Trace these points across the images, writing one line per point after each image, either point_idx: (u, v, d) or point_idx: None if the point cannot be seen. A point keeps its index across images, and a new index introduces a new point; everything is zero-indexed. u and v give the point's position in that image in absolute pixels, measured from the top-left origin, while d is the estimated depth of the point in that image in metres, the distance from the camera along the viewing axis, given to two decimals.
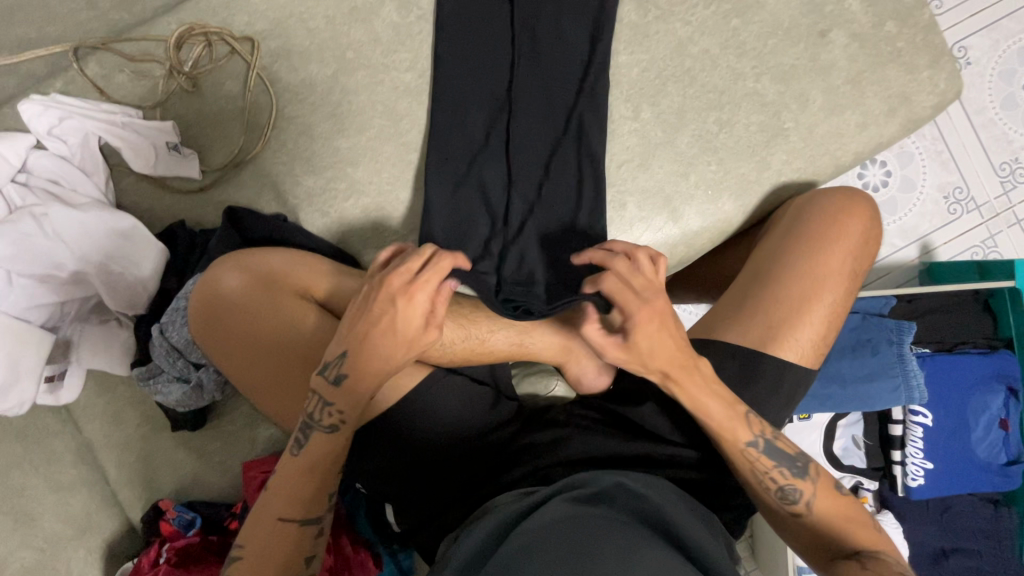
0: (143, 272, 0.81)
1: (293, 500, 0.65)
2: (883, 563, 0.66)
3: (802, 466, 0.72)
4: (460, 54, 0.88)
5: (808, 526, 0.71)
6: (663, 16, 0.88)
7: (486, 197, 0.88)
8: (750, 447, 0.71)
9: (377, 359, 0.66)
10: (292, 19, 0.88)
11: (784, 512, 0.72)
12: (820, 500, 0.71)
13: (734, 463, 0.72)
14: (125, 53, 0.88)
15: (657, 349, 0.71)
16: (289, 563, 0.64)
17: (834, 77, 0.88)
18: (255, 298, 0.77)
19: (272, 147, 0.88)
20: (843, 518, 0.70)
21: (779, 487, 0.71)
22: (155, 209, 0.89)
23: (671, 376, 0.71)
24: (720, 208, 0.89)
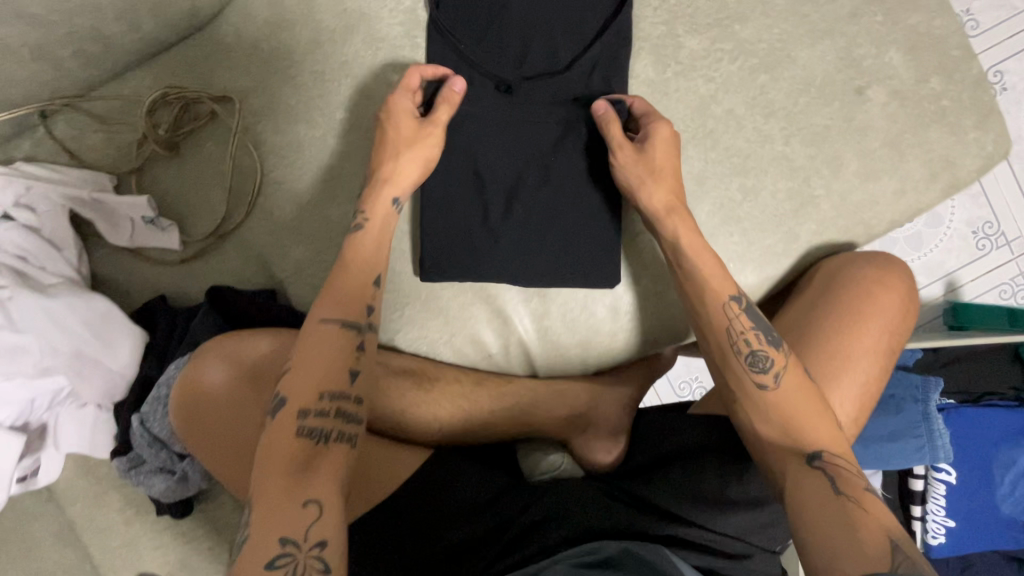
0: (121, 361, 0.77)
1: (310, 373, 0.63)
2: (850, 480, 0.60)
3: (779, 340, 0.69)
4: (460, 109, 0.78)
5: (776, 401, 0.66)
6: (683, 71, 0.80)
7: (489, 265, 0.80)
8: (733, 304, 0.71)
9: (417, 154, 0.74)
10: (277, 75, 0.81)
11: (752, 382, 0.67)
12: (794, 378, 0.66)
13: (713, 321, 0.71)
14: (97, 113, 0.81)
15: (666, 183, 0.74)
16: (312, 412, 0.61)
17: (871, 139, 0.80)
18: (239, 390, 0.73)
19: (257, 215, 0.82)
20: (815, 421, 0.65)
21: (750, 351, 0.68)
22: (133, 282, 0.83)
23: (674, 209, 0.74)
24: (743, 281, 0.82)
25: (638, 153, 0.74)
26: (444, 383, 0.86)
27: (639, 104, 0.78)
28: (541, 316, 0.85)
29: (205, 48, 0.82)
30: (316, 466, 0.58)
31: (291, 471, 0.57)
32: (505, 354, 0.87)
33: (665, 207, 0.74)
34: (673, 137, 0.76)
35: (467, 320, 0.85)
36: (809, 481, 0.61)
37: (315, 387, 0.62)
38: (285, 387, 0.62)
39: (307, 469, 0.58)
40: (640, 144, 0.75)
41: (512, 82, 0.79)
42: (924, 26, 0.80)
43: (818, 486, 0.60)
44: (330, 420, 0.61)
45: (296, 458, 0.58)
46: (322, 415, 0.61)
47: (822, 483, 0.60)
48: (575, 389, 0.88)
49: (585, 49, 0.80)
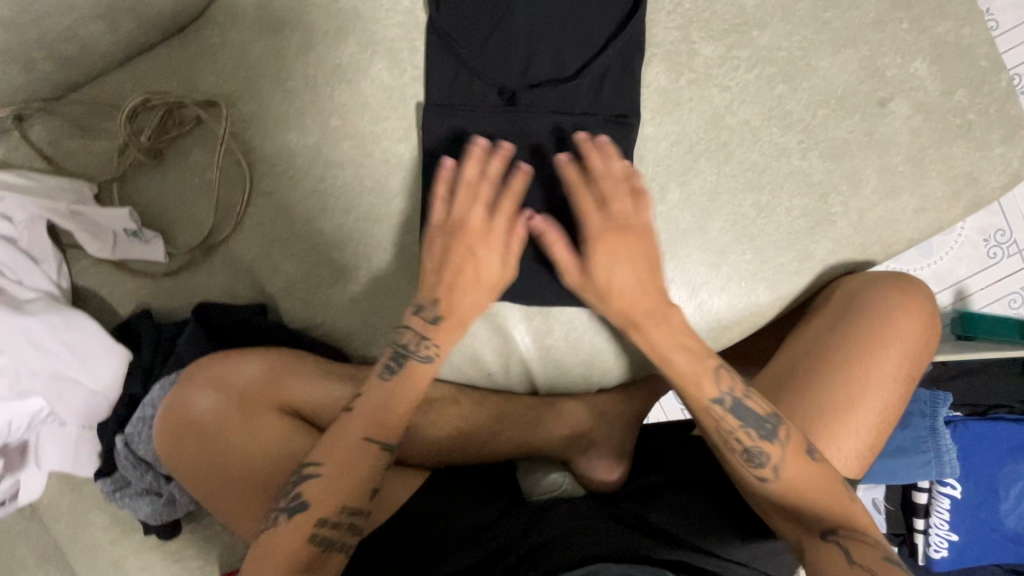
0: (103, 383, 0.73)
1: (334, 483, 0.62)
2: (865, 549, 0.59)
3: (774, 427, 0.64)
4: (463, 118, 0.74)
5: (778, 494, 0.63)
6: (697, 80, 0.76)
7: None
8: (716, 405, 0.65)
9: (471, 267, 0.69)
10: (267, 78, 0.76)
11: (751, 476, 0.64)
12: (794, 463, 0.63)
13: (703, 420, 0.66)
14: (75, 117, 0.77)
15: (621, 289, 0.68)
16: (328, 523, 0.61)
17: (893, 154, 0.76)
18: (227, 417, 0.69)
19: (246, 227, 0.78)
20: (826, 494, 0.63)
21: (744, 449, 0.64)
22: (115, 295, 0.79)
23: (638, 322, 0.68)
24: (754, 300, 0.79)
25: (583, 275, 0.69)
26: (442, 403, 0.83)
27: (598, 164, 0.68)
28: (542, 333, 0.82)
29: (191, 49, 0.77)
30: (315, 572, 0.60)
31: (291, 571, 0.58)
32: (506, 373, 0.84)
33: (619, 322, 0.69)
34: (625, 241, 0.68)
35: (466, 337, 0.82)
36: (827, 557, 0.59)
37: (336, 501, 0.62)
38: (307, 489, 0.62)
39: (308, 574, 0.59)
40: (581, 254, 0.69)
41: (516, 90, 0.75)
42: (952, 35, 0.75)
43: (836, 561, 0.58)
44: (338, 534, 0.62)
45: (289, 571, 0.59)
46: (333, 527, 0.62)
47: (838, 560, 0.58)
48: (577, 407, 0.85)
49: (595, 56, 0.76)
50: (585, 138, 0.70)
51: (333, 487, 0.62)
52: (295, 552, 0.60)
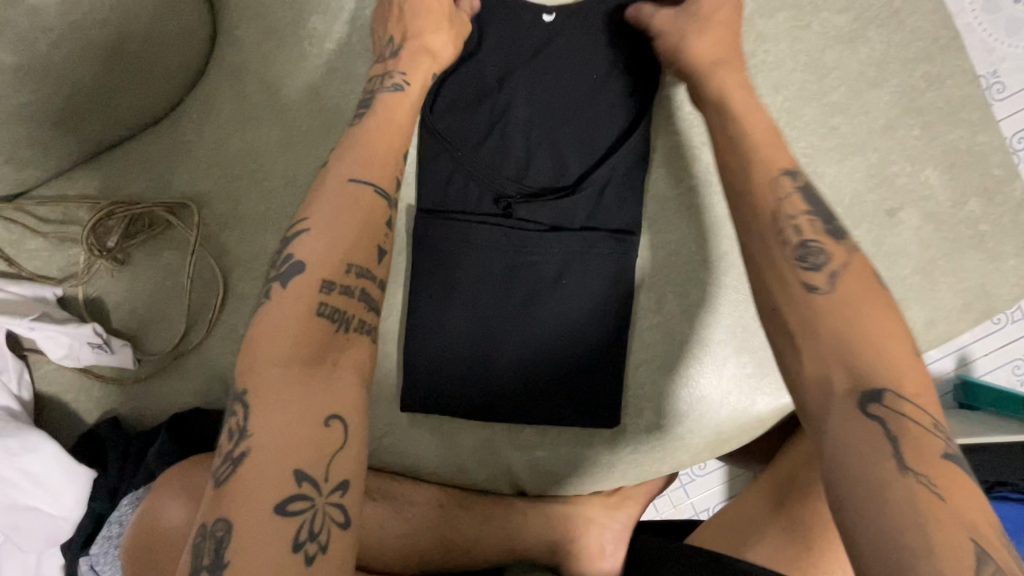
0: (64, 505, 0.68)
1: (331, 241, 0.50)
2: (923, 439, 0.41)
3: (836, 227, 0.51)
4: (452, 223, 0.71)
5: (828, 308, 0.46)
6: (697, 185, 0.73)
7: (473, 393, 0.73)
8: (784, 178, 0.53)
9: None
10: (246, 178, 0.72)
11: (801, 283, 0.48)
12: (856, 277, 0.48)
13: (761, 185, 0.53)
14: (42, 217, 0.73)
15: (711, 37, 0.64)
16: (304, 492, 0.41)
17: (902, 265, 0.73)
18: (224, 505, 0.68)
19: (221, 332, 0.74)
20: (886, 320, 0.45)
21: (800, 244, 0.50)
22: (80, 401, 0.75)
23: (724, 62, 0.63)
24: (754, 410, 0.73)
25: (677, 12, 0.66)
26: (426, 507, 0.80)
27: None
28: (528, 447, 0.77)
29: (163, 145, 0.73)
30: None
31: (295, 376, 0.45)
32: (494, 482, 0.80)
33: (708, 63, 0.63)
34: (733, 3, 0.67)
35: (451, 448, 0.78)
36: (858, 434, 0.41)
37: (339, 256, 0.50)
38: (302, 251, 0.50)
39: (320, 364, 0.46)
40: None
41: (508, 194, 0.71)
42: (964, 143, 0.72)
43: (875, 442, 0.40)
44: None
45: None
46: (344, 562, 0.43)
47: (876, 436, 0.40)
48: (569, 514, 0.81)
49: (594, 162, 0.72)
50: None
51: (333, 249, 0.50)
52: (302, 334, 0.47)
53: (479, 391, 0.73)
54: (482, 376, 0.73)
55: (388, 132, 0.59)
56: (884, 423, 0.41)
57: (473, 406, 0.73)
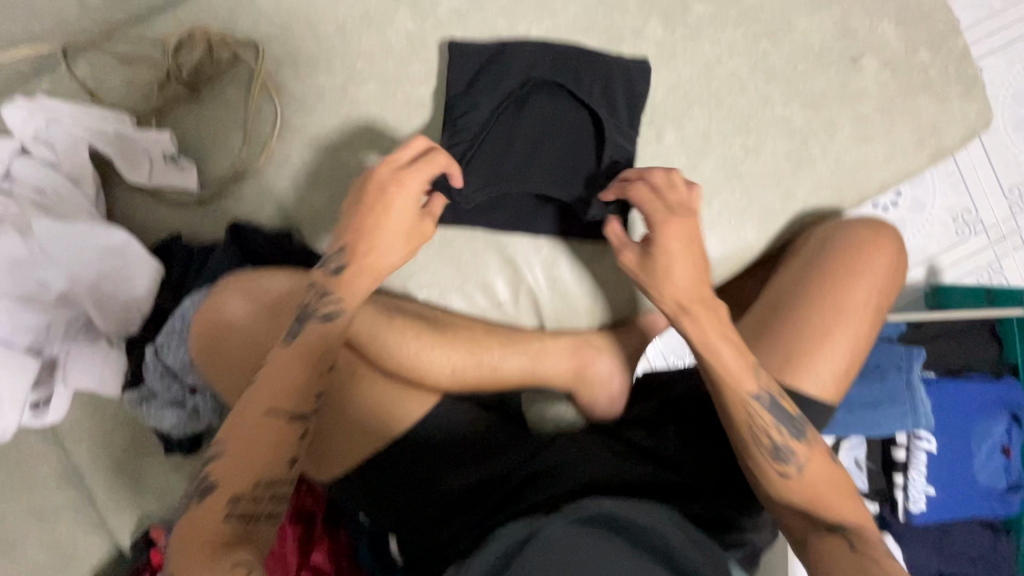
0: (136, 293, 0.77)
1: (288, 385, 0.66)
2: (864, 540, 0.68)
3: (800, 429, 0.72)
4: (490, 68, 0.82)
5: (797, 491, 0.71)
6: (691, 34, 0.85)
7: (503, 210, 0.86)
8: (763, 393, 0.72)
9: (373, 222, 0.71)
10: (300, 24, 0.82)
11: (776, 472, 0.72)
12: (814, 464, 0.72)
13: (732, 412, 0.72)
14: (120, 54, 0.82)
15: (680, 287, 0.75)
16: (245, 498, 0.62)
17: (865, 104, 0.85)
18: (259, 321, 0.73)
19: (275, 159, 0.83)
20: (835, 500, 0.72)
21: (774, 447, 0.71)
22: (148, 220, 0.85)
23: (688, 308, 0.75)
24: (743, 236, 0.86)
25: (639, 262, 0.78)
26: (455, 327, 0.87)
27: (651, 181, 0.78)
28: (551, 267, 0.88)
29: None
30: (252, 538, 0.62)
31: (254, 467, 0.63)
32: (515, 306, 0.90)
33: (672, 307, 0.76)
34: (682, 229, 0.76)
35: (478, 268, 0.87)
36: (829, 548, 0.68)
37: (306, 366, 0.67)
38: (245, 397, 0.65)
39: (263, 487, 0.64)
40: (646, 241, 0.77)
41: (530, 50, 0.83)
42: (913, 2, 0.85)
43: (836, 551, 0.67)
44: (261, 505, 0.64)
45: (229, 533, 0.61)
46: (254, 502, 0.63)
47: (839, 547, 0.67)
48: (584, 342, 0.90)
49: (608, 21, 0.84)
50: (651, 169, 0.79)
51: (281, 395, 0.66)
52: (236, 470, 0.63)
53: (504, 208, 0.86)
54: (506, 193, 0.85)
55: (328, 340, 0.68)
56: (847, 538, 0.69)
57: (498, 223, 0.86)
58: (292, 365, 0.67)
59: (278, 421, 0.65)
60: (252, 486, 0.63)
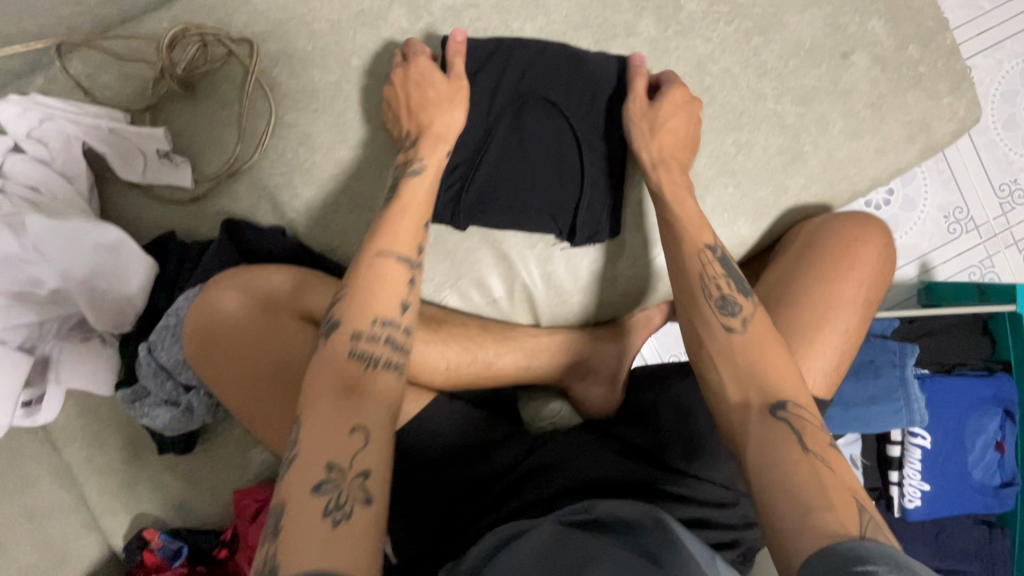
0: (128, 289, 0.76)
1: (357, 303, 0.63)
2: (811, 429, 0.59)
3: (749, 291, 0.71)
4: (488, 68, 0.82)
5: (740, 341, 0.67)
6: (683, 31, 0.85)
7: (505, 208, 0.84)
8: (709, 250, 0.74)
9: (443, 98, 0.78)
10: (295, 21, 0.83)
11: (719, 325, 0.68)
12: (759, 323, 0.68)
13: (688, 262, 0.73)
14: (114, 51, 0.82)
15: (669, 129, 0.80)
16: (364, 335, 0.61)
17: (855, 100, 0.86)
18: (256, 318, 0.74)
19: (270, 156, 0.83)
20: (782, 372, 0.64)
21: (720, 296, 0.70)
22: (142, 218, 0.84)
23: (666, 163, 0.80)
24: (737, 232, 0.87)
25: (645, 109, 0.81)
26: (451, 325, 0.87)
27: (669, 75, 0.83)
28: (545, 263, 0.87)
29: None
30: (365, 386, 0.58)
31: (341, 402, 0.56)
32: (510, 302, 0.89)
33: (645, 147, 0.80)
34: (684, 105, 0.81)
35: (473, 265, 0.87)
36: (770, 428, 0.60)
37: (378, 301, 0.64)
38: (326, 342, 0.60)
39: (352, 394, 0.57)
40: (653, 109, 0.81)
41: (523, 48, 0.83)
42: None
43: (780, 434, 0.59)
44: (379, 346, 0.61)
45: (345, 381, 0.58)
46: (372, 339, 0.61)
47: (785, 430, 0.59)
48: (576, 338, 0.91)
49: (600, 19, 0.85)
50: (675, 75, 0.84)
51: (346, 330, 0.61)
52: (335, 390, 0.57)
53: (501, 207, 0.84)
54: (506, 193, 0.83)
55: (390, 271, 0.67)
56: (789, 422, 0.60)
57: (496, 222, 0.84)
58: (383, 302, 0.64)
59: (392, 293, 0.65)
60: (353, 360, 0.59)
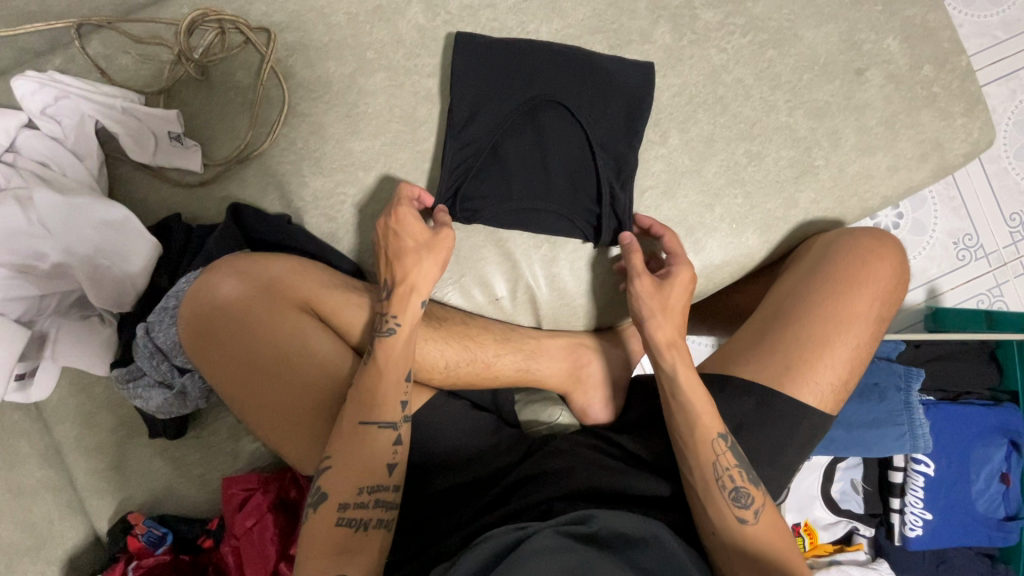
0: (131, 268, 0.76)
1: (351, 439, 0.65)
2: None
3: (755, 477, 0.72)
4: (504, 71, 0.82)
5: (746, 535, 0.68)
6: (698, 40, 0.86)
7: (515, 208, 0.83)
8: (720, 441, 0.71)
9: (414, 246, 0.74)
10: (314, 14, 0.83)
11: (732, 515, 0.69)
12: (767, 513, 0.70)
13: (700, 451, 0.71)
14: (132, 33, 0.83)
15: (672, 324, 0.78)
16: (352, 506, 0.63)
17: (869, 116, 0.86)
18: (255, 302, 0.70)
19: (279, 144, 0.84)
20: (782, 555, 0.68)
21: (733, 486, 0.70)
22: (151, 200, 0.85)
23: (677, 346, 0.76)
24: (744, 243, 0.86)
25: (655, 288, 0.79)
26: (452, 323, 0.84)
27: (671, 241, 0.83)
28: (549, 263, 0.87)
29: None
30: (356, 551, 0.62)
31: (336, 551, 0.61)
32: (513, 302, 0.88)
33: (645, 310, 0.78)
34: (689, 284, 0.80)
35: (477, 262, 0.86)
36: None
37: (370, 429, 0.66)
38: (328, 478, 0.64)
39: (343, 556, 0.61)
40: (659, 283, 0.79)
41: (540, 52, 0.83)
42: (919, 19, 0.86)
43: None
44: (369, 512, 0.64)
45: (338, 541, 0.61)
46: (361, 508, 0.63)
47: None
48: (578, 342, 0.89)
49: (615, 26, 0.85)
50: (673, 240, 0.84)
51: (356, 456, 0.65)
52: (333, 533, 0.62)
53: (512, 209, 0.83)
54: (518, 196, 0.83)
55: (385, 377, 0.69)
56: None
57: (509, 223, 0.84)
58: (374, 447, 0.66)
59: (377, 453, 0.66)
60: (356, 493, 0.64)
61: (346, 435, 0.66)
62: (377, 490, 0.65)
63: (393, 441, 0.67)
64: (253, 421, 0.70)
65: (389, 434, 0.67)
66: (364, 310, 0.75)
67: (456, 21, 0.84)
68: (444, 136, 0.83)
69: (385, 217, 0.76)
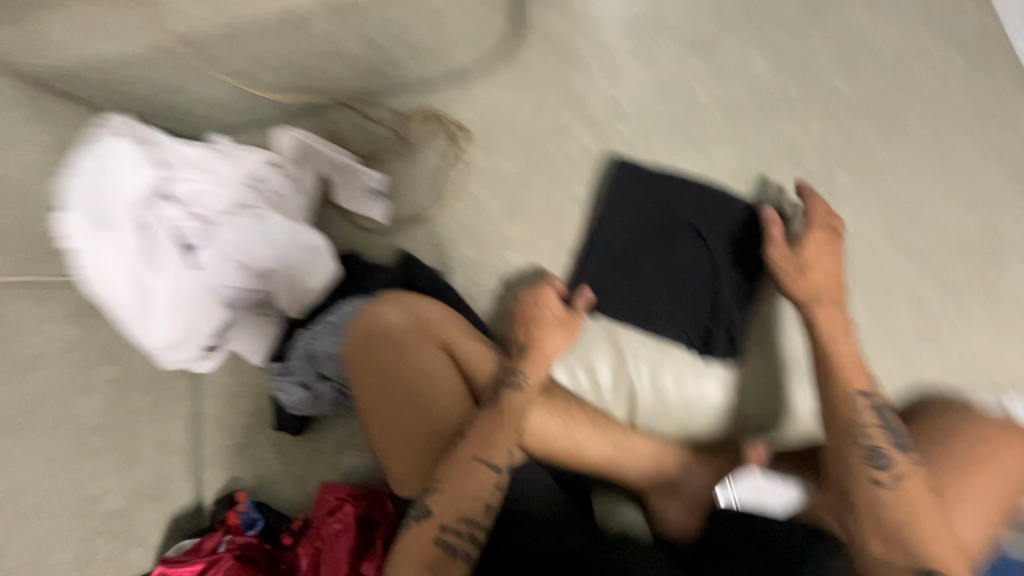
0: (312, 283, 0.94)
1: (460, 472, 0.73)
2: None
3: (904, 444, 0.73)
4: (652, 195, 0.95)
5: (884, 508, 0.69)
6: (835, 200, 0.93)
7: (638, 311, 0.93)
8: (863, 398, 0.77)
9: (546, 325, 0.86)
10: (502, 122, 1.02)
11: (867, 472, 0.72)
12: (911, 466, 0.71)
13: (838, 412, 0.76)
14: (363, 112, 1.05)
15: (822, 263, 0.85)
16: (449, 530, 0.70)
17: (1001, 299, 0.88)
18: (411, 335, 0.82)
19: (448, 214, 1.01)
20: (924, 512, 0.69)
21: (873, 448, 0.73)
22: (337, 236, 1.05)
23: (819, 300, 0.83)
24: None
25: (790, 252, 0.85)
26: (555, 396, 0.89)
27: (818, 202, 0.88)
28: (655, 365, 0.92)
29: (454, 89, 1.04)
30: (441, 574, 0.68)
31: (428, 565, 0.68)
32: (612, 393, 0.94)
33: (807, 295, 0.83)
34: (828, 232, 0.86)
35: (588, 349, 0.94)
36: None
37: (478, 468, 0.73)
38: (434, 500, 0.72)
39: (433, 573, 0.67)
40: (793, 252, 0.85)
41: (687, 184, 0.95)
42: None
43: None
44: (461, 542, 0.70)
45: (429, 558, 0.68)
46: (455, 534, 0.70)
47: None
48: (668, 448, 0.89)
49: (758, 173, 0.95)
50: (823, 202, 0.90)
51: (461, 489, 0.72)
52: (428, 549, 0.69)
53: (636, 312, 0.93)
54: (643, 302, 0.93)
55: (499, 427, 0.76)
56: None
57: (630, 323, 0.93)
58: (477, 484, 0.73)
59: (479, 491, 0.73)
60: (454, 521, 0.70)
61: (456, 470, 0.73)
62: (472, 525, 0.71)
63: (492, 486, 0.73)
64: (381, 433, 0.81)
65: (491, 477, 0.73)
66: (491, 364, 0.85)
67: (616, 146, 0.99)
68: (588, 236, 0.96)
69: (527, 293, 0.88)
